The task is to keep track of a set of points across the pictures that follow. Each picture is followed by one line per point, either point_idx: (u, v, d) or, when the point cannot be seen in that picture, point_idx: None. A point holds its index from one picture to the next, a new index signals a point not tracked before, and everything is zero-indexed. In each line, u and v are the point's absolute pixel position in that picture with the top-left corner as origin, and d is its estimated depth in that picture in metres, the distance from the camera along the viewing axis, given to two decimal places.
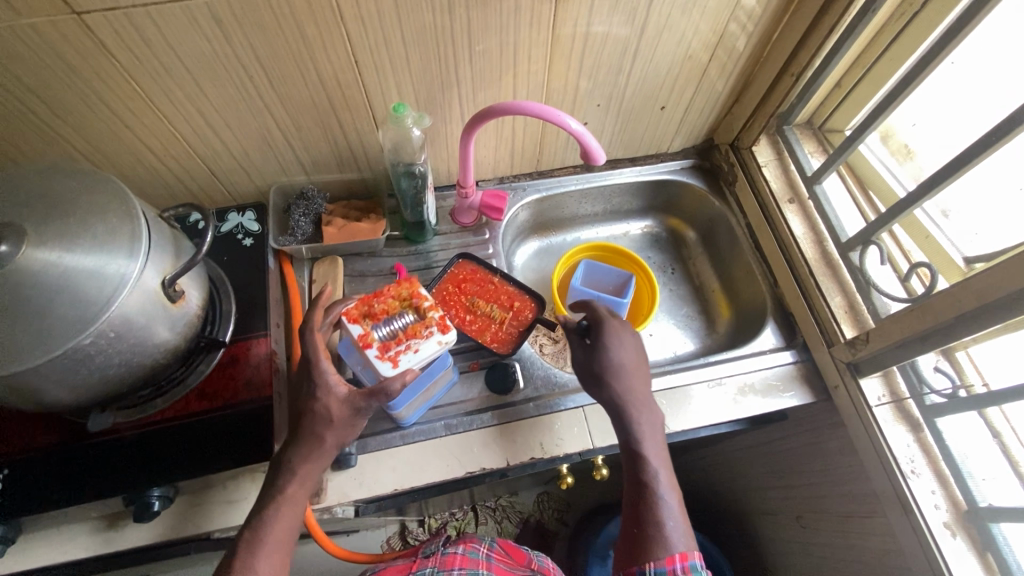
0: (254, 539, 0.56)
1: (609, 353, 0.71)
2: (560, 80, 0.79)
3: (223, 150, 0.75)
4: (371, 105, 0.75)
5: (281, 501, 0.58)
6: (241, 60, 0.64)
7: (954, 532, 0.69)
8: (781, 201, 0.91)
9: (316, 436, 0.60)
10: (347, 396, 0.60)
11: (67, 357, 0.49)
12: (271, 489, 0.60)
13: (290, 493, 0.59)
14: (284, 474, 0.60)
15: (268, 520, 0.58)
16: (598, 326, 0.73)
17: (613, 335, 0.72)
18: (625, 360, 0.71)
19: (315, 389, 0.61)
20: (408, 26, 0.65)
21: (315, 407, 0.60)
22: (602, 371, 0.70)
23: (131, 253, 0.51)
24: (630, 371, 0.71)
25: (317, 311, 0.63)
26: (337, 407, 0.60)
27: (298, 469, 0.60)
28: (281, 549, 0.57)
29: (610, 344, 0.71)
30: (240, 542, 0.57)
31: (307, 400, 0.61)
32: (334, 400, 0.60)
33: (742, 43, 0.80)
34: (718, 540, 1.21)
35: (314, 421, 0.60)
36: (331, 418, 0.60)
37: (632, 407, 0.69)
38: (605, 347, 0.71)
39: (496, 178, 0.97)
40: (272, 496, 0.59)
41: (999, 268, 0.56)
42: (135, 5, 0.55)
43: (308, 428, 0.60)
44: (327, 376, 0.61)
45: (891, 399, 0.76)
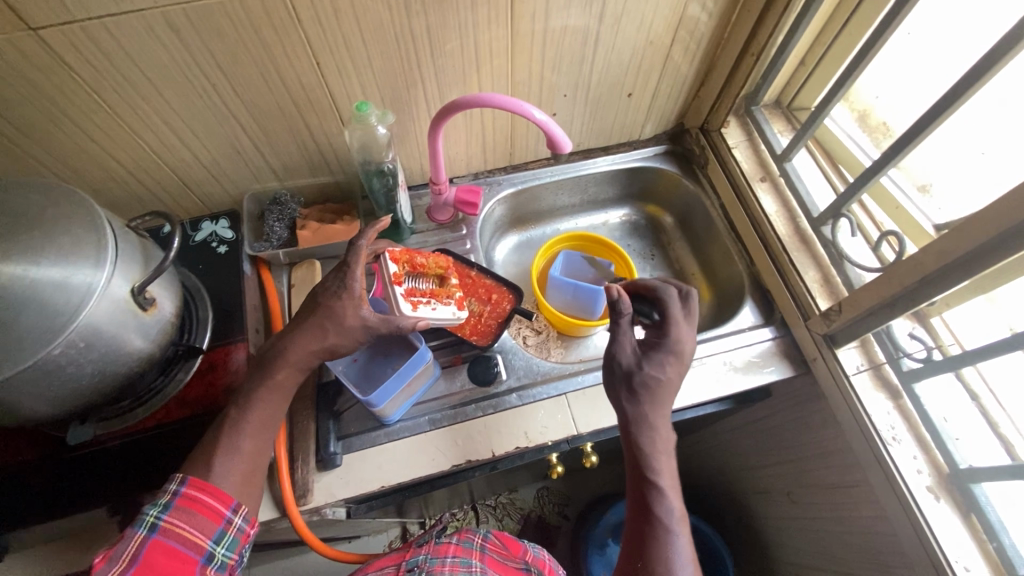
0: (236, 424, 0.59)
1: (660, 373, 0.66)
2: (524, 72, 0.80)
3: (192, 160, 0.76)
4: (337, 107, 0.75)
5: (269, 387, 0.61)
6: (203, 68, 0.64)
7: (937, 495, 0.70)
8: (753, 180, 0.92)
9: (322, 329, 0.63)
10: (364, 313, 0.63)
11: (36, 369, 0.49)
12: (264, 371, 0.62)
13: (278, 381, 0.62)
14: (279, 359, 0.62)
15: (255, 402, 0.61)
16: (665, 342, 0.68)
17: (672, 360, 0.67)
18: (671, 385, 0.67)
19: (342, 291, 0.63)
20: (367, 25, 0.65)
21: (334, 305, 0.63)
22: (643, 386, 0.65)
23: (98, 263, 0.52)
24: (670, 398, 0.67)
25: (371, 231, 0.67)
26: (351, 321, 0.63)
27: (294, 361, 0.62)
28: (261, 436, 0.61)
29: (665, 365, 0.67)
30: (226, 418, 0.60)
31: (330, 296, 0.64)
32: (352, 313, 0.63)
33: (702, 26, 0.81)
34: (717, 524, 1.22)
35: (327, 318, 0.62)
36: (342, 325, 0.62)
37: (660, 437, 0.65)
38: (657, 365, 0.66)
39: (471, 174, 0.98)
40: (264, 379, 0.62)
41: (957, 229, 0.56)
42: (90, 18, 0.55)
43: (320, 321, 0.63)
44: (357, 286, 0.64)
45: (868, 367, 0.77)
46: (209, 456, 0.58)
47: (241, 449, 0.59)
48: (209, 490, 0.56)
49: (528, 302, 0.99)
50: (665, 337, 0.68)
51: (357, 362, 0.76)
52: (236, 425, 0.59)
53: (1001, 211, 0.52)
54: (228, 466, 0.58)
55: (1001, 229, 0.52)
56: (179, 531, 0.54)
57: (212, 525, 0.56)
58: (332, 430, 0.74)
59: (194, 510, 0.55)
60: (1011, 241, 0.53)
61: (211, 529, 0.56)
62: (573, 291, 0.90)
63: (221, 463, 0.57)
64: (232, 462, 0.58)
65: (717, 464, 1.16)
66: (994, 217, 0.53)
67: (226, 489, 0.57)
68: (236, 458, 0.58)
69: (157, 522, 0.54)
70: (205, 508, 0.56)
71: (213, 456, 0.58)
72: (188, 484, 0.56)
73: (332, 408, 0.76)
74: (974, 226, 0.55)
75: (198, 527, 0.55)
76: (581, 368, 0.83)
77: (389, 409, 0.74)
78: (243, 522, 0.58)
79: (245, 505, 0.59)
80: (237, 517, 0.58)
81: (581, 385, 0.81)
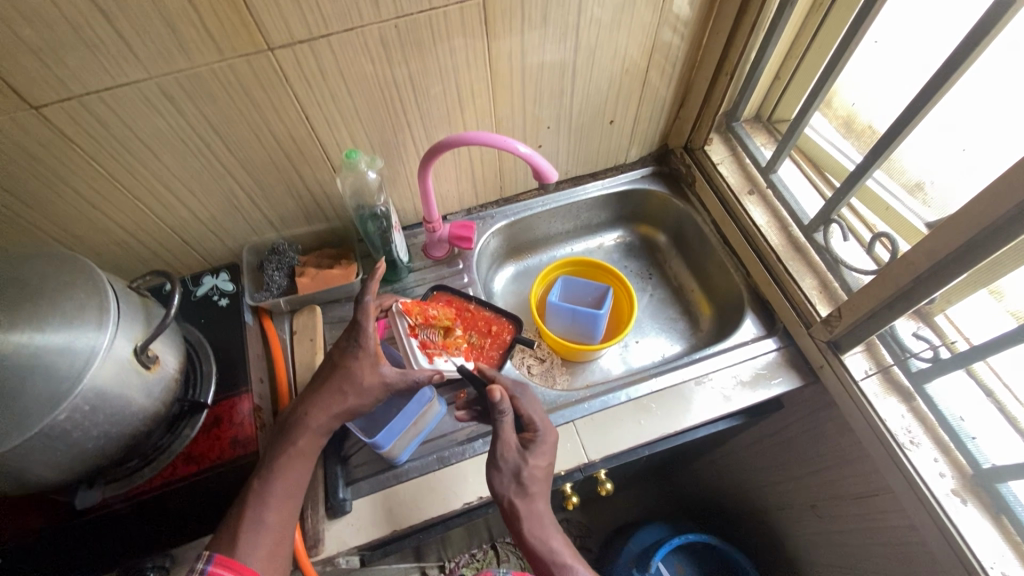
0: (261, 486, 0.60)
1: (541, 462, 0.66)
2: (507, 109, 0.83)
3: (191, 218, 0.78)
4: (328, 157, 0.78)
5: (293, 454, 0.63)
6: (197, 131, 0.67)
7: (964, 499, 0.68)
8: (740, 194, 0.94)
9: (340, 391, 0.65)
10: (382, 372, 0.66)
11: (43, 435, 0.49)
12: (286, 439, 0.64)
13: (302, 447, 0.64)
14: (300, 425, 0.64)
15: (279, 471, 0.62)
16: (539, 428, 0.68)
17: (547, 448, 0.68)
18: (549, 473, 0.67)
19: (358, 351, 0.67)
20: (352, 78, 0.68)
21: (350, 366, 0.66)
22: (529, 478, 0.65)
23: (101, 326, 0.53)
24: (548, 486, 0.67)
25: (372, 282, 0.69)
26: (370, 380, 0.66)
27: (315, 425, 0.64)
28: (285, 505, 0.60)
29: (543, 455, 0.67)
30: (249, 491, 0.60)
31: (347, 357, 0.67)
32: (369, 374, 0.66)
33: (675, 51, 0.84)
34: (744, 546, 1.17)
35: (346, 380, 0.66)
36: (362, 386, 0.65)
37: (549, 523, 0.65)
38: (538, 455, 0.66)
39: (464, 210, 1.00)
40: (287, 446, 0.63)
41: (945, 225, 0.57)
42: (88, 92, 0.58)
43: (339, 384, 0.65)
44: (371, 344, 0.67)
45: (877, 369, 0.76)
46: (235, 531, 0.57)
47: (267, 521, 0.58)
48: (237, 567, 0.54)
49: (529, 330, 0.99)
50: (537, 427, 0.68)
51: None
52: (263, 490, 0.60)
53: (984, 204, 0.53)
54: (256, 540, 0.57)
55: (989, 222, 0.53)
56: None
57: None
58: (340, 476, 0.74)
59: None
60: (1000, 234, 0.53)
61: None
62: (571, 316, 0.90)
63: (249, 535, 0.57)
64: (260, 535, 0.58)
65: (737, 483, 1.13)
66: (978, 211, 0.53)
67: (251, 563, 0.56)
68: (262, 522, 0.58)
69: None
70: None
71: (240, 527, 0.57)
72: (214, 561, 0.54)
73: (340, 454, 0.76)
74: (961, 221, 0.55)
75: None
76: (588, 394, 0.83)
77: (396, 450, 0.73)
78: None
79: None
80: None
81: (587, 411, 0.81)
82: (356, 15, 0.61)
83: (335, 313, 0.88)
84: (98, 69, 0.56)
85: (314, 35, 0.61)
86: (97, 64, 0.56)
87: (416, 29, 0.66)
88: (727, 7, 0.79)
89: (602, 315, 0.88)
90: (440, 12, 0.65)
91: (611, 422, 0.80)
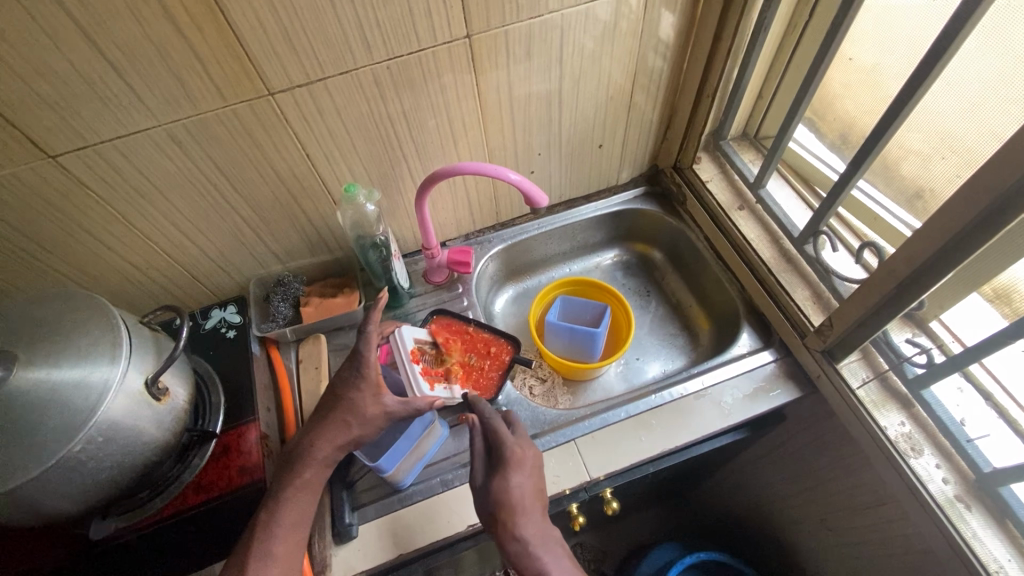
0: (266, 514, 0.62)
1: (507, 485, 0.66)
2: (498, 138, 0.86)
3: (200, 254, 0.81)
4: (329, 191, 0.81)
5: (298, 486, 0.64)
6: (204, 172, 0.71)
7: (968, 505, 0.68)
8: (730, 210, 0.96)
9: (344, 423, 0.67)
10: (384, 400, 0.68)
11: (59, 466, 0.52)
12: (291, 471, 0.65)
13: (308, 479, 0.65)
14: (306, 456, 0.66)
15: (285, 503, 0.63)
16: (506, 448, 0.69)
17: (514, 468, 0.67)
18: (523, 493, 0.66)
19: (360, 381, 0.68)
20: (348, 117, 0.72)
21: (353, 398, 0.67)
22: (498, 502, 0.65)
23: (114, 360, 0.56)
24: (528, 507, 0.65)
25: (375, 312, 0.70)
26: (372, 410, 0.67)
27: (321, 456, 0.66)
28: (294, 536, 0.62)
29: (511, 477, 0.66)
30: (256, 522, 0.62)
31: (348, 387, 0.68)
32: (372, 404, 0.67)
33: (657, 77, 0.88)
34: (760, 564, 1.15)
35: (350, 410, 0.67)
36: (365, 417, 0.67)
37: (535, 545, 0.63)
38: (507, 476, 0.66)
39: (462, 236, 1.03)
40: (292, 478, 0.65)
41: (922, 232, 0.58)
42: (103, 141, 0.62)
43: (342, 416, 0.67)
44: (372, 373, 0.68)
45: (873, 376, 0.77)
46: (243, 561, 0.59)
47: (275, 553, 0.60)
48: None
49: (530, 351, 1.00)
50: (503, 449, 0.69)
51: None
52: (267, 519, 0.62)
53: (953, 210, 0.54)
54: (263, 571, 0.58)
55: (961, 227, 0.54)
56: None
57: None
58: (346, 501, 0.75)
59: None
60: (971, 239, 0.55)
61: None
62: (569, 334, 0.92)
63: (256, 565, 0.58)
64: (267, 566, 0.59)
65: (748, 499, 1.12)
66: (949, 217, 0.55)
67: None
68: (269, 549, 0.60)
69: None
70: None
71: (248, 558, 0.59)
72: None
73: (346, 480, 0.77)
74: (934, 229, 0.57)
75: None
76: (589, 412, 0.84)
77: (400, 473, 0.74)
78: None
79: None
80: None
81: (589, 429, 0.81)
82: (350, 59, 0.65)
83: (339, 341, 0.90)
84: (111, 119, 0.61)
85: (311, 79, 0.66)
86: (110, 115, 0.60)
87: (406, 68, 0.70)
88: (703, 34, 0.82)
89: (599, 332, 0.89)
90: (429, 53, 0.69)
91: (612, 439, 0.81)
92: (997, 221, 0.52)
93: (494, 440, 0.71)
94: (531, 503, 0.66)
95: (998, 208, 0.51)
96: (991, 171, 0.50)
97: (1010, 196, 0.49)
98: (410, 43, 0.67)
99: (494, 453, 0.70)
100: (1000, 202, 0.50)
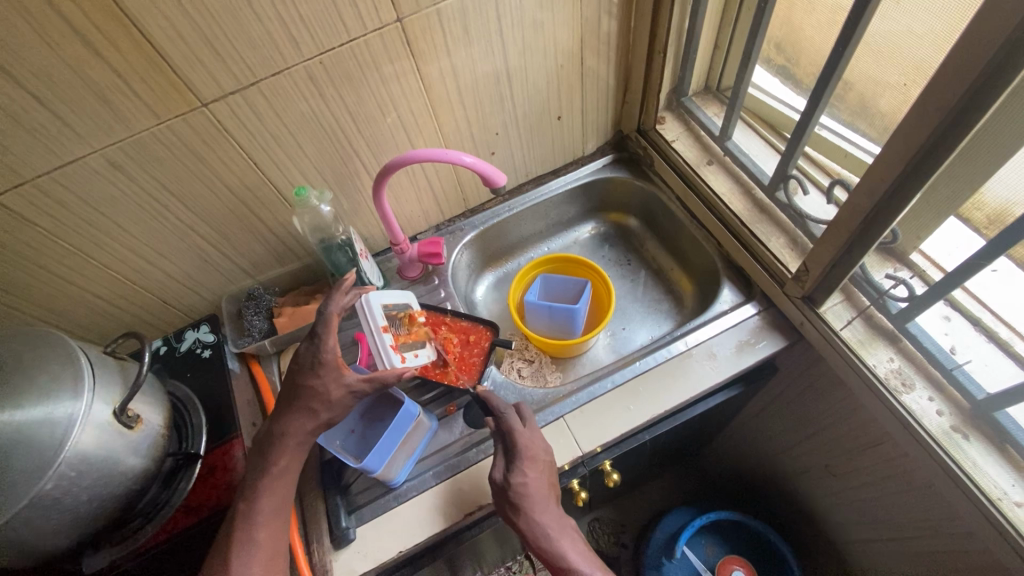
0: (254, 516, 0.61)
1: (524, 479, 0.64)
2: (452, 123, 0.84)
3: (165, 278, 0.81)
4: (284, 197, 0.80)
5: (276, 475, 0.64)
6: (152, 193, 0.69)
7: (965, 434, 0.67)
8: (698, 166, 0.94)
9: (310, 409, 0.65)
10: (348, 380, 0.67)
11: (34, 504, 0.51)
12: (271, 457, 0.65)
13: (284, 467, 0.64)
14: (278, 445, 0.65)
15: (266, 488, 0.63)
16: (518, 446, 0.66)
17: (529, 462, 0.66)
18: (539, 485, 0.65)
19: (319, 368, 0.66)
20: (291, 118, 0.70)
21: (314, 384, 0.65)
22: (517, 496, 0.64)
23: (76, 393, 0.55)
24: (543, 498, 0.65)
25: (338, 293, 0.68)
26: (337, 391, 0.66)
27: (293, 444, 0.65)
28: (275, 523, 0.62)
29: (527, 471, 0.65)
30: (237, 513, 0.62)
31: (308, 374, 0.66)
32: (336, 385, 0.66)
33: (606, 39, 0.86)
34: (775, 519, 1.14)
35: (314, 398, 0.65)
36: (331, 400, 0.66)
37: (553, 531, 0.64)
38: (521, 472, 0.65)
39: (433, 227, 1.01)
40: (267, 467, 0.64)
41: (882, 160, 0.57)
42: (39, 174, 0.61)
43: (307, 403, 0.65)
44: (331, 356, 0.66)
45: (856, 314, 0.76)
46: (224, 556, 0.59)
47: (257, 540, 0.60)
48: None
49: (513, 334, 0.99)
50: (518, 443, 0.67)
51: (355, 434, 0.77)
52: (248, 513, 0.61)
53: (909, 132, 0.53)
54: (247, 558, 0.59)
55: (920, 147, 0.53)
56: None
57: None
58: (342, 505, 0.75)
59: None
60: (932, 159, 0.53)
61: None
62: (549, 313, 0.90)
63: (238, 561, 0.58)
64: (250, 553, 0.59)
65: (754, 454, 1.10)
66: (905, 140, 0.54)
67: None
68: (255, 552, 0.59)
69: None
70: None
71: (230, 551, 0.59)
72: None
73: (340, 483, 0.76)
74: (895, 152, 0.55)
75: None
76: (574, 387, 0.83)
77: (392, 471, 0.73)
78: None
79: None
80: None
81: (576, 404, 0.81)
82: (279, 58, 0.64)
83: None
84: (44, 151, 0.59)
85: (243, 84, 0.64)
86: (41, 147, 0.59)
87: (341, 62, 0.68)
88: None
89: (578, 308, 0.87)
90: (362, 42, 0.67)
91: (600, 411, 0.80)
92: (955, 136, 0.50)
93: (506, 434, 0.68)
94: (546, 493, 0.66)
95: (954, 121, 0.49)
96: (942, 88, 0.48)
97: (965, 108, 0.48)
98: (340, 35, 0.65)
99: (506, 447, 0.68)
100: (955, 117, 0.49)
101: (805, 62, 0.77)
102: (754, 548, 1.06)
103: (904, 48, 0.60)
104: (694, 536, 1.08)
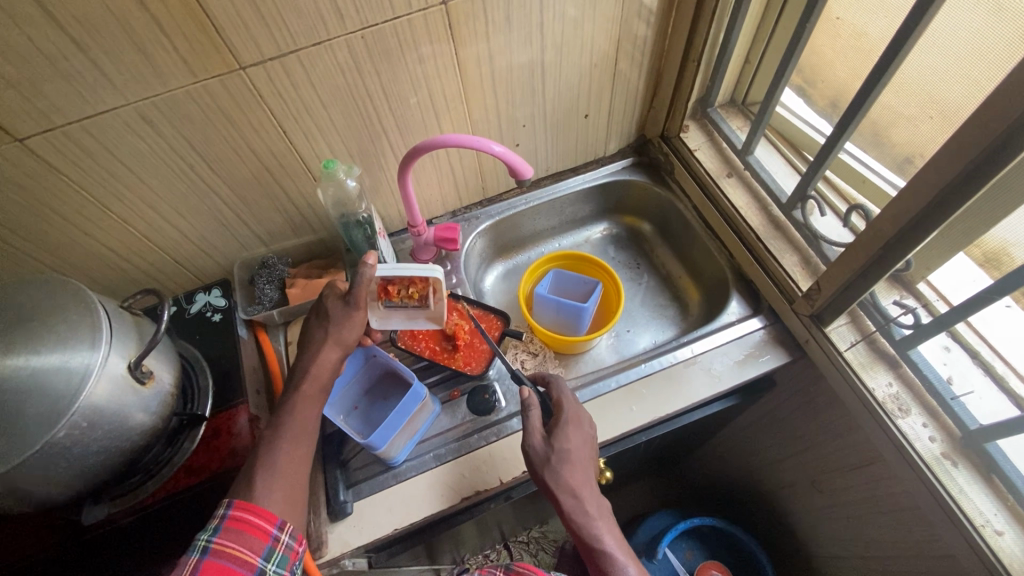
0: None
1: (568, 444, 0.66)
2: (480, 109, 0.84)
3: (180, 238, 0.80)
4: (308, 168, 0.79)
5: (297, 398, 0.65)
6: (180, 152, 0.69)
7: (954, 461, 0.69)
8: (718, 177, 0.96)
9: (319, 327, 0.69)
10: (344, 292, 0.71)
11: (46, 451, 0.51)
12: (292, 390, 0.66)
13: (308, 390, 0.65)
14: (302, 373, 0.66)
15: (286, 420, 0.63)
16: (564, 416, 0.69)
17: (572, 428, 0.68)
18: (581, 454, 0.67)
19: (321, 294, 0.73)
20: (324, 91, 0.70)
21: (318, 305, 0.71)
22: (560, 460, 0.65)
23: (93, 345, 0.54)
24: (585, 465, 0.66)
25: None
26: (332, 299, 0.70)
27: None
28: None
29: (570, 437, 0.67)
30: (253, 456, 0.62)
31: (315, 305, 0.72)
32: (333, 296, 0.71)
33: (642, 42, 0.86)
34: (754, 530, 1.17)
35: (320, 316, 0.70)
36: (330, 312, 0.69)
37: (591, 508, 0.64)
38: (565, 437, 0.66)
39: (449, 213, 1.02)
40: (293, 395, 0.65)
41: (908, 190, 0.58)
42: (70, 122, 0.60)
43: (316, 323, 0.70)
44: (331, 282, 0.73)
45: (860, 338, 0.77)
46: None
47: None
48: (257, 510, 0.56)
49: (519, 326, 1.00)
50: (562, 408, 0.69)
51: (357, 410, 0.78)
52: None
53: (939, 165, 0.54)
54: (269, 487, 0.58)
55: (947, 181, 0.54)
56: (229, 551, 0.53)
57: (260, 543, 0.55)
58: (340, 480, 0.75)
59: (242, 530, 0.55)
60: (957, 194, 0.54)
61: (260, 546, 0.54)
62: (557, 307, 0.91)
63: None
64: None
65: (742, 464, 1.13)
66: (933, 173, 0.55)
67: (270, 507, 0.57)
68: None
69: (208, 545, 0.53)
70: (253, 527, 0.55)
71: None
72: (235, 505, 0.56)
73: (339, 458, 0.77)
74: (923, 183, 0.56)
75: (247, 548, 0.54)
76: (578, 383, 0.84)
77: (393, 450, 0.74)
78: (290, 539, 0.57)
79: (290, 523, 0.58)
80: (284, 534, 0.57)
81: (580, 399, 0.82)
82: (322, 29, 0.63)
83: None
84: (77, 99, 0.59)
85: (284, 51, 0.64)
86: (75, 94, 0.58)
87: (382, 39, 0.68)
88: None
89: (587, 308, 0.88)
90: (404, 21, 0.67)
91: (603, 408, 0.81)
92: (981, 176, 0.52)
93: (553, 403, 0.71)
94: (587, 464, 0.67)
95: (984, 160, 0.51)
96: (973, 126, 0.49)
97: (994, 150, 0.49)
98: (385, 11, 0.65)
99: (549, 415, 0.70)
100: (985, 156, 0.50)
101: (833, 89, 0.78)
102: (733, 555, 1.08)
103: (936, 86, 0.61)
104: (676, 539, 1.10)
